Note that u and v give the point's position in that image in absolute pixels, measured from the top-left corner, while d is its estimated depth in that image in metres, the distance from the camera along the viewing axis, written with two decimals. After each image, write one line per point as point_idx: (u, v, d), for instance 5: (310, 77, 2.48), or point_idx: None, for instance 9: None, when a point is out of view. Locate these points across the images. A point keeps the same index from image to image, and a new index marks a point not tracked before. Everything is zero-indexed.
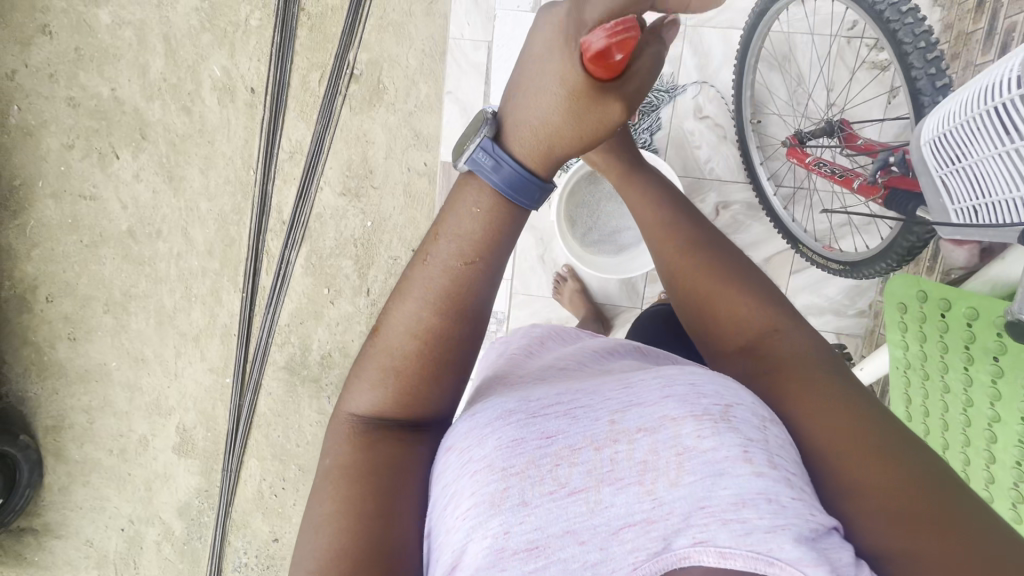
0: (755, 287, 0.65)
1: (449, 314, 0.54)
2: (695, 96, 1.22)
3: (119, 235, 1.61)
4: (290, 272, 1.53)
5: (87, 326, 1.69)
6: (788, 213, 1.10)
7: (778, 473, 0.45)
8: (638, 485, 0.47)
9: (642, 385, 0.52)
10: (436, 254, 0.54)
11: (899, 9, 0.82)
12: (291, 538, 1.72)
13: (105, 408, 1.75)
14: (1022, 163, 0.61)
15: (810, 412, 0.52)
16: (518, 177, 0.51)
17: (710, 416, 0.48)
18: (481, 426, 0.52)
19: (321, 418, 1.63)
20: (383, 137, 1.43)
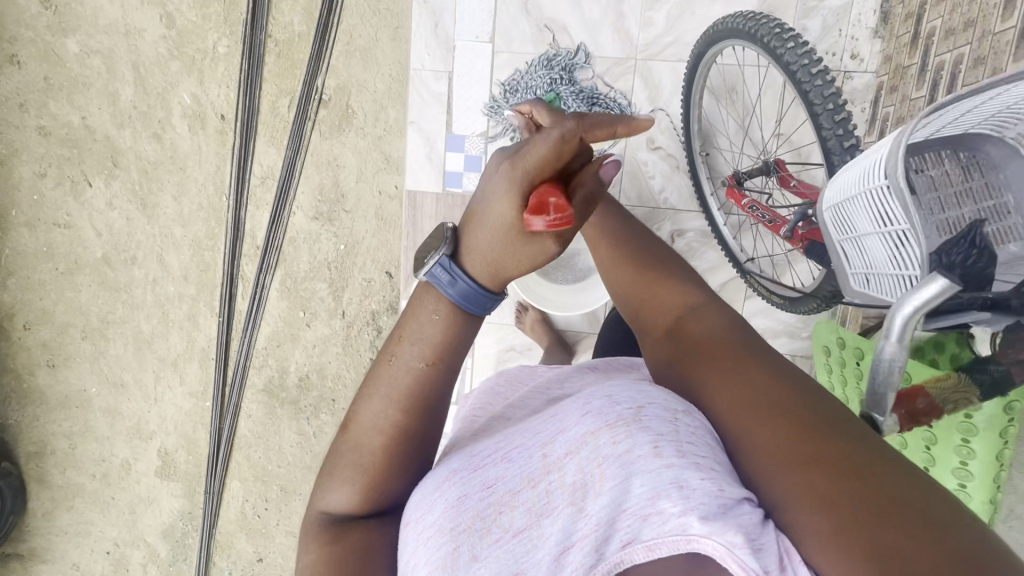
0: (682, 281, 0.64)
1: (414, 413, 0.54)
2: (650, 127, 1.28)
3: (95, 262, 1.61)
4: (265, 296, 1.54)
5: (66, 352, 1.69)
6: (735, 244, 1.14)
7: (689, 462, 0.42)
8: (571, 508, 0.46)
9: (565, 412, 0.51)
10: (402, 358, 0.54)
11: (810, 70, 0.84)
12: (276, 557, 1.73)
13: (86, 433, 1.75)
14: (900, 245, 0.60)
15: (726, 384, 0.49)
16: (475, 294, 0.51)
17: (623, 420, 0.46)
18: (429, 491, 0.53)
19: (301, 439, 1.64)
20: (353, 161, 1.44)
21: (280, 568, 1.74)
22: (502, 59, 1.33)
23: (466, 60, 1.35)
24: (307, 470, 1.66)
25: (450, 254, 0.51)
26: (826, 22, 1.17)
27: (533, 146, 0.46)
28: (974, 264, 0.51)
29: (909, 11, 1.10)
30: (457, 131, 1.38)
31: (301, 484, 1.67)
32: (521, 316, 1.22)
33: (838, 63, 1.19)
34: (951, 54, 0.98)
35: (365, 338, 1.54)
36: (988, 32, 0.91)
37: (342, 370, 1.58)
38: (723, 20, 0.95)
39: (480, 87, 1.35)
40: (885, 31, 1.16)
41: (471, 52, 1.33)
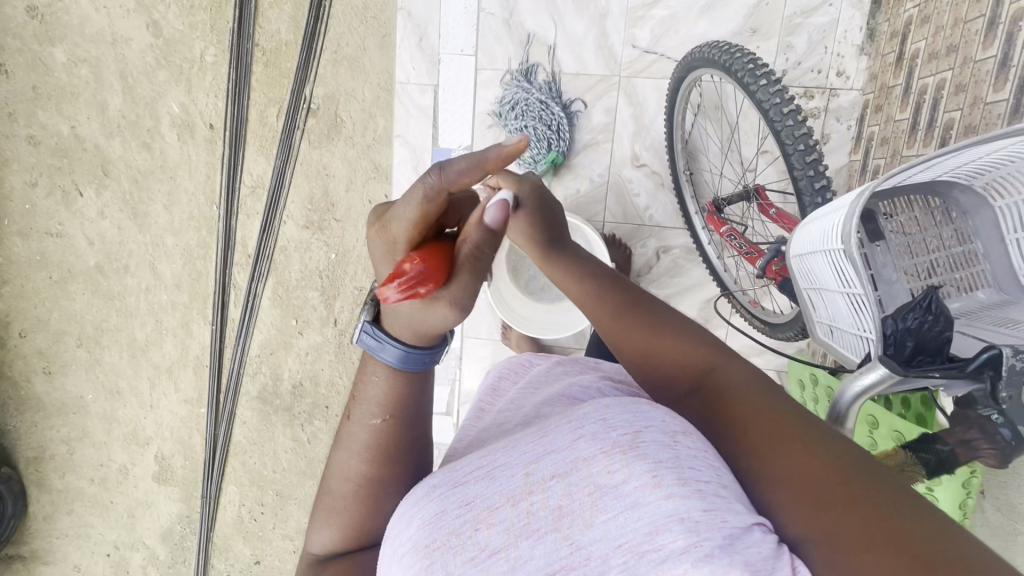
0: (686, 329, 0.56)
1: (379, 462, 0.54)
2: (632, 145, 1.28)
3: (88, 271, 1.62)
4: (258, 304, 1.55)
5: (62, 360, 1.71)
6: (719, 264, 1.13)
7: (692, 491, 0.36)
8: (555, 532, 0.39)
9: (556, 429, 0.43)
10: (360, 414, 0.55)
11: (782, 109, 0.84)
12: (273, 560, 1.76)
13: (84, 438, 1.77)
14: (860, 308, 0.62)
15: (752, 437, 0.42)
16: (408, 351, 0.52)
17: (619, 448, 0.39)
18: (411, 503, 0.47)
19: (295, 445, 1.65)
20: (343, 170, 1.43)
21: (278, 570, 1.76)
22: (487, 76, 1.32)
23: (451, 73, 1.34)
24: (302, 475, 1.68)
25: (374, 317, 0.54)
26: (812, 40, 1.16)
27: (394, 210, 0.49)
28: (930, 330, 0.54)
29: (894, 29, 1.09)
30: (445, 143, 1.37)
31: (297, 489, 1.69)
32: (507, 334, 1.22)
33: (824, 80, 1.17)
34: (934, 77, 0.98)
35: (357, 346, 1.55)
36: (970, 58, 0.90)
37: (335, 377, 1.59)
38: (699, 49, 0.95)
39: (463, 101, 1.34)
40: (871, 48, 1.15)
41: (457, 64, 1.33)
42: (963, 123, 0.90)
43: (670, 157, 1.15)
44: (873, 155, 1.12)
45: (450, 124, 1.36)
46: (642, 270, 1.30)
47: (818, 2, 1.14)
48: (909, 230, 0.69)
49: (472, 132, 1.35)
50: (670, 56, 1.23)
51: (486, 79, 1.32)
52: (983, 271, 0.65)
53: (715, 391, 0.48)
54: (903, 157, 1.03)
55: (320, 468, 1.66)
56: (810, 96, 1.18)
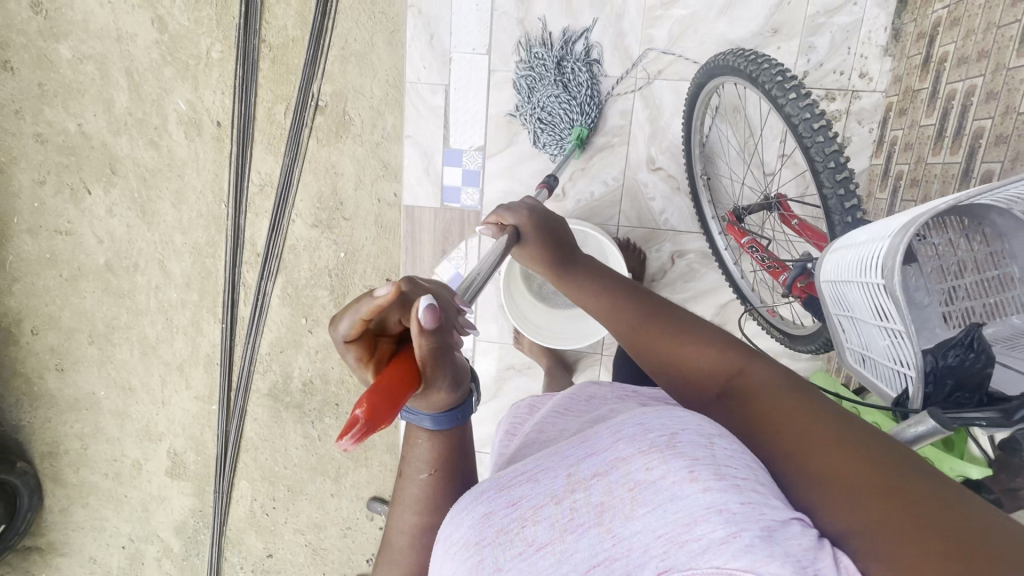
0: (712, 335, 0.58)
1: (435, 515, 0.54)
2: (647, 149, 1.26)
3: (97, 268, 1.62)
4: (267, 303, 1.55)
5: (74, 357, 1.72)
6: (737, 271, 1.12)
7: (729, 484, 0.36)
8: (597, 527, 0.39)
9: (598, 433, 0.44)
10: (409, 473, 0.54)
11: (812, 125, 0.81)
12: (285, 553, 1.78)
13: (97, 434, 1.79)
14: (897, 343, 0.62)
15: (796, 435, 0.42)
16: (442, 418, 0.51)
17: (656, 447, 0.39)
18: (460, 504, 0.47)
19: (306, 442, 1.67)
20: (351, 168, 1.42)
21: (289, 564, 1.79)
22: (500, 78, 1.30)
23: (463, 72, 1.31)
24: (312, 471, 1.69)
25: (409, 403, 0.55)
26: (834, 40, 1.13)
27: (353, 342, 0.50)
28: (972, 365, 0.56)
29: (922, 30, 1.05)
30: (456, 144, 1.35)
31: (307, 484, 1.71)
32: (520, 339, 1.21)
33: (846, 82, 1.15)
34: (962, 83, 0.96)
35: None
36: (1001, 66, 0.88)
37: (345, 375, 1.59)
38: (724, 55, 0.93)
39: (477, 103, 1.32)
40: (896, 49, 1.12)
41: (469, 63, 1.30)
42: (993, 132, 0.89)
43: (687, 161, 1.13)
44: (895, 160, 1.10)
45: (463, 124, 1.34)
46: (656, 274, 1.30)
47: (841, 2, 1.12)
48: (942, 254, 0.68)
49: (485, 131, 1.33)
50: (689, 57, 1.20)
51: (499, 81, 1.30)
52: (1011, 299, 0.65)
53: (752, 392, 0.49)
54: (928, 163, 1.01)
55: (331, 465, 1.68)
56: (831, 99, 1.16)
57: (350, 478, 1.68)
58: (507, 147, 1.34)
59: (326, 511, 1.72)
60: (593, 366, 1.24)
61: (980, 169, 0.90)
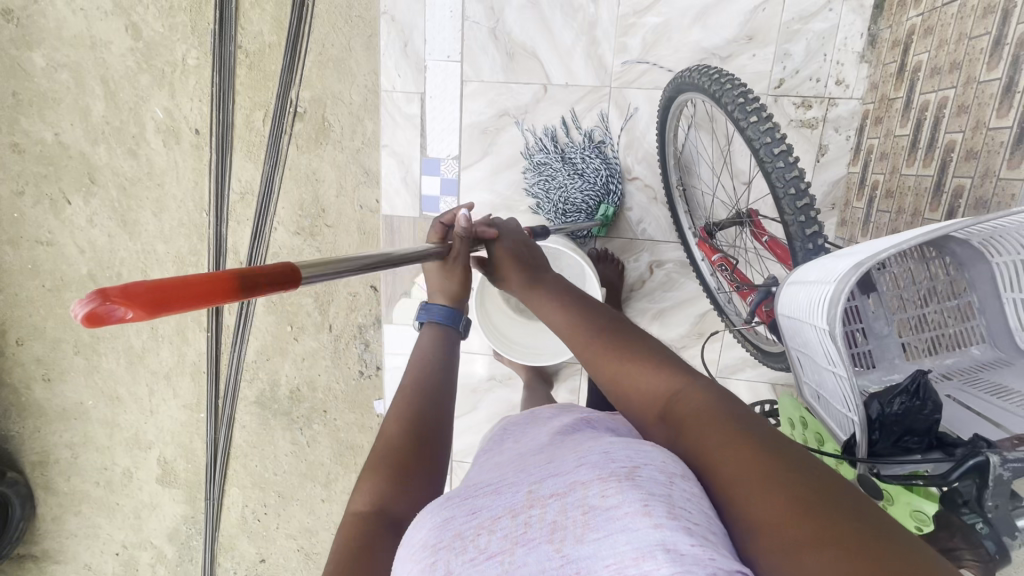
0: (664, 364, 0.59)
1: (414, 427, 0.57)
2: (625, 158, 1.24)
3: (80, 278, 1.61)
4: (252, 311, 1.54)
5: (60, 367, 1.71)
6: (713, 283, 1.12)
7: (681, 521, 0.36)
8: (548, 543, 0.38)
9: (566, 458, 0.45)
10: (406, 382, 0.62)
11: (773, 150, 0.79)
12: (277, 558, 1.79)
13: (87, 443, 1.79)
14: (846, 389, 0.61)
15: (722, 462, 0.43)
16: (449, 313, 0.69)
17: (615, 475, 0.40)
18: (426, 508, 0.47)
19: (295, 448, 1.67)
20: (332, 175, 1.41)
21: (282, 568, 1.80)
22: (473, 88, 1.27)
23: (438, 81, 1.29)
24: (302, 477, 1.69)
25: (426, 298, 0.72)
26: (809, 47, 1.12)
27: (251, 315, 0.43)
28: (920, 413, 0.59)
29: (896, 37, 1.04)
30: (433, 153, 1.32)
31: (298, 490, 1.71)
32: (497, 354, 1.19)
33: (822, 89, 1.13)
34: (935, 95, 0.95)
35: (352, 352, 1.54)
36: (973, 79, 0.87)
37: (332, 382, 1.58)
38: (688, 73, 0.93)
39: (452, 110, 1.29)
40: (872, 55, 1.10)
41: (444, 71, 1.27)
42: (964, 147, 0.88)
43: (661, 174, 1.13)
44: (871, 169, 1.09)
45: (439, 133, 1.30)
46: (635, 284, 1.29)
47: (816, 9, 1.10)
48: (899, 284, 0.71)
49: (460, 140, 1.30)
50: (663, 66, 1.19)
51: (472, 91, 1.27)
52: (971, 330, 0.70)
53: (690, 416, 0.50)
54: (903, 174, 1.01)
55: (320, 470, 1.68)
56: (807, 106, 1.14)
57: (339, 484, 1.68)
58: (485, 156, 1.30)
59: (317, 516, 1.73)
60: (574, 375, 1.23)
61: (952, 182, 0.90)
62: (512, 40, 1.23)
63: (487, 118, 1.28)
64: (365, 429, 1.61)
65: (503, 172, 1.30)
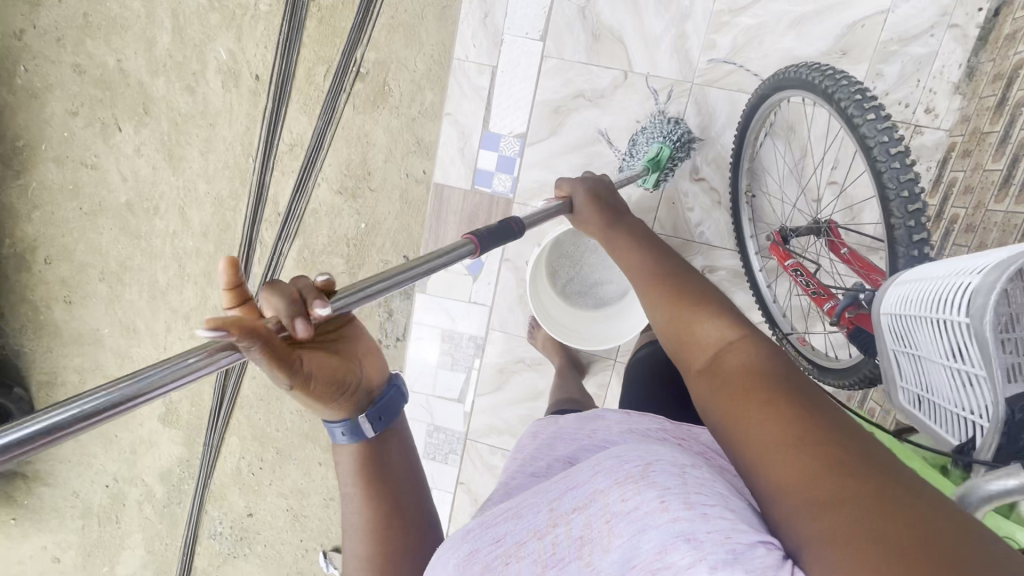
0: (718, 313, 0.56)
1: (377, 539, 0.57)
2: (693, 157, 1.22)
3: (117, 206, 1.62)
4: (281, 264, 1.53)
5: (82, 291, 1.72)
6: (768, 295, 1.10)
7: (699, 512, 0.33)
8: (577, 561, 0.37)
9: (582, 467, 0.43)
10: (348, 503, 0.57)
11: (889, 149, 0.77)
12: (265, 514, 1.79)
13: (96, 371, 1.79)
14: (969, 386, 0.59)
15: (756, 423, 0.40)
16: (353, 426, 0.54)
17: (630, 477, 0.37)
18: (446, 550, 0.47)
19: (301, 407, 1.66)
20: (384, 140, 1.41)
21: (269, 525, 1.80)
22: (551, 65, 1.25)
23: (513, 56, 1.27)
24: (303, 437, 1.69)
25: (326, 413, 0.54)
26: (904, 70, 1.10)
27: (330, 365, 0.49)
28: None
29: (999, 71, 1.01)
30: (495, 128, 1.30)
31: (296, 449, 1.70)
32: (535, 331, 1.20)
33: (909, 115, 1.12)
34: None
35: (374, 320, 1.53)
36: None
37: None
38: (798, 70, 0.89)
39: (523, 86, 1.27)
40: (967, 88, 1.08)
41: (521, 47, 1.25)
42: None
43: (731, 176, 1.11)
44: (952, 203, 1.08)
45: (504, 108, 1.29)
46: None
47: (918, 32, 1.08)
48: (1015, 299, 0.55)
49: (528, 119, 1.28)
50: (750, 69, 1.17)
51: (550, 68, 1.25)
52: None
53: (730, 372, 0.47)
54: (989, 210, 0.98)
55: (322, 433, 1.67)
56: None
57: None
58: (551, 137, 1.28)
59: (311, 479, 1.72)
60: (604, 370, 1.21)
61: None
62: (598, 20, 1.22)
63: (560, 97, 1.26)
64: None
65: (562, 156, 1.29)
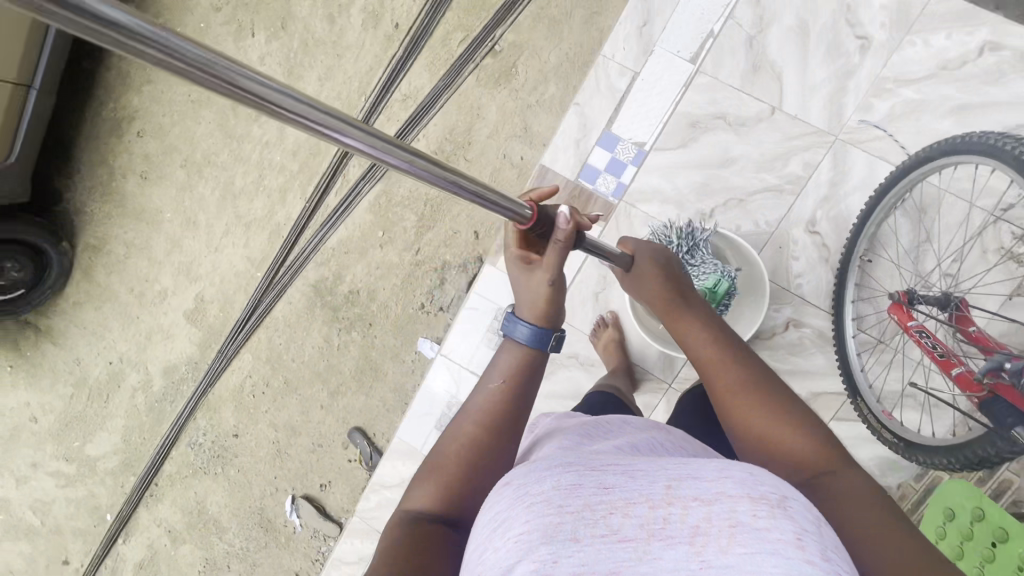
0: (804, 424, 0.68)
1: (491, 422, 0.72)
2: (815, 207, 1.24)
3: (224, 104, 1.68)
4: (357, 202, 1.56)
5: (160, 172, 1.77)
6: (858, 358, 1.14)
7: (829, 565, 0.41)
8: (688, 544, 0.42)
9: (700, 467, 0.49)
10: (483, 388, 0.76)
11: None
12: (249, 440, 1.77)
13: (143, 250, 1.82)
14: None
15: (869, 540, 0.54)
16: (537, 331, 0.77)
17: (767, 500, 0.43)
18: (541, 466, 0.51)
19: (323, 345, 1.65)
20: (494, 117, 1.44)
21: (249, 451, 1.77)
22: (701, 81, 1.29)
23: (657, 69, 1.31)
24: (314, 375, 1.67)
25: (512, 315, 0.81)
26: None
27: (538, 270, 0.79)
28: None
29: None
30: (618, 130, 1.33)
31: (303, 385, 1.69)
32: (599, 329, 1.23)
33: None
34: None
35: (425, 283, 1.54)
36: None
37: (390, 301, 1.58)
38: (982, 136, 0.91)
39: (660, 100, 1.30)
40: None
41: (667, 62, 1.30)
42: None
43: (851, 237, 1.15)
44: None
45: (634, 114, 1.32)
46: (761, 334, 1.25)
47: None
48: None
49: (658, 131, 1.31)
50: (898, 141, 1.20)
51: (700, 84, 1.29)
52: None
53: (835, 495, 0.60)
54: None
55: (335, 377, 1.65)
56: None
57: (345, 400, 1.66)
58: (680, 149, 1.30)
59: (307, 419, 1.70)
60: (654, 392, 1.22)
61: None
62: (762, 55, 1.26)
63: (705, 112, 1.28)
64: (396, 359, 1.59)
65: (678, 173, 1.30)
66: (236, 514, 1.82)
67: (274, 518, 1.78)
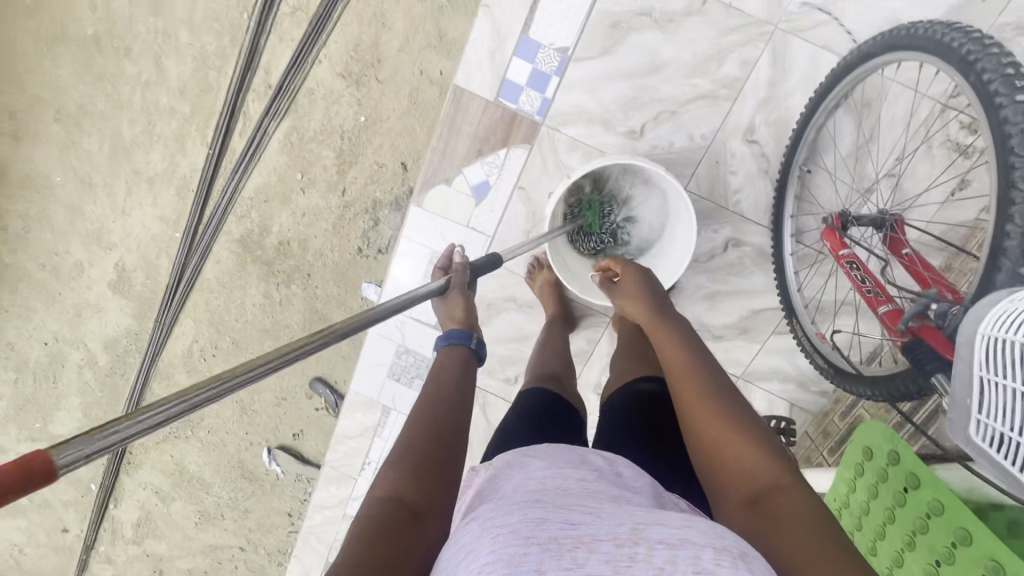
0: (762, 441, 0.68)
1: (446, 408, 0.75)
2: (752, 114, 1.17)
3: (84, 38, 1.42)
4: (265, 144, 1.38)
5: (32, 129, 1.52)
6: (794, 277, 1.12)
7: None
8: None
9: (671, 516, 0.47)
10: (431, 379, 0.81)
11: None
12: (213, 402, 1.74)
13: (42, 221, 1.63)
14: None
15: (792, 541, 0.55)
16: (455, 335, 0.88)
17: (731, 554, 0.41)
18: (511, 502, 0.49)
19: (265, 302, 1.56)
20: (402, 26, 1.25)
21: (215, 412, 1.75)
22: None
23: None
24: (263, 333, 1.60)
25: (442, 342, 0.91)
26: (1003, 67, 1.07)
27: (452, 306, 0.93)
28: None
29: None
30: (535, 36, 1.17)
31: (253, 344, 1.62)
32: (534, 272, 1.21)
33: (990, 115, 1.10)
34: None
35: (358, 225, 1.42)
36: None
37: (325, 249, 1.47)
38: (927, 27, 0.85)
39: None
40: None
41: None
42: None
43: (791, 146, 1.11)
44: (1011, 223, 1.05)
45: (551, 16, 1.16)
46: (705, 248, 1.23)
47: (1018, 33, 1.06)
48: None
49: (578, 36, 1.17)
50: (849, 30, 1.12)
51: None
52: None
53: (776, 508, 0.59)
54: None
55: (283, 332, 1.58)
56: (972, 130, 1.11)
57: (300, 353, 1.61)
58: (602, 55, 1.17)
59: (266, 375, 1.66)
60: (596, 327, 1.28)
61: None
62: None
63: (623, 11, 1.15)
64: (343, 308, 1.52)
65: (603, 84, 1.18)
66: (218, 470, 1.86)
67: (256, 470, 1.82)
